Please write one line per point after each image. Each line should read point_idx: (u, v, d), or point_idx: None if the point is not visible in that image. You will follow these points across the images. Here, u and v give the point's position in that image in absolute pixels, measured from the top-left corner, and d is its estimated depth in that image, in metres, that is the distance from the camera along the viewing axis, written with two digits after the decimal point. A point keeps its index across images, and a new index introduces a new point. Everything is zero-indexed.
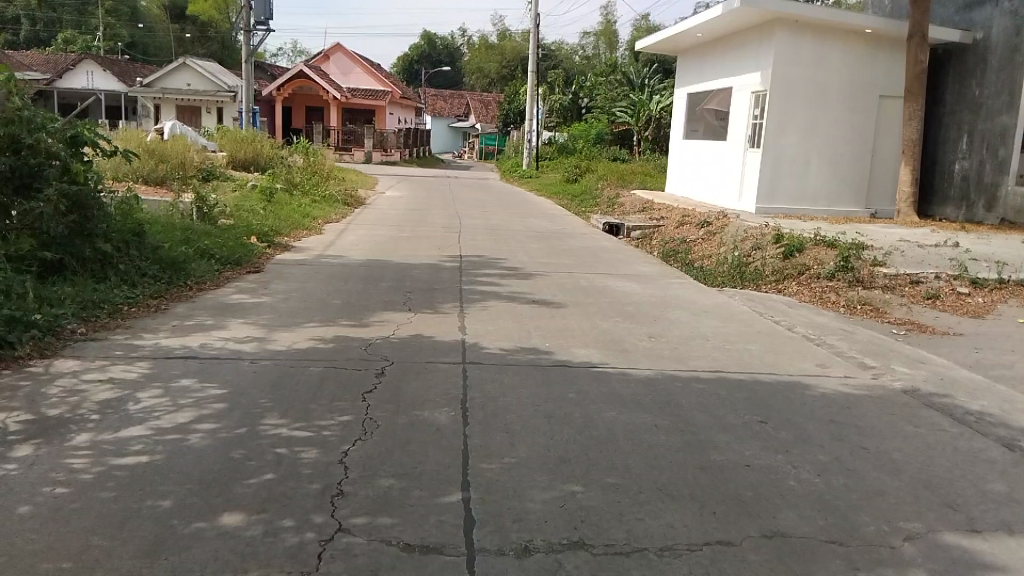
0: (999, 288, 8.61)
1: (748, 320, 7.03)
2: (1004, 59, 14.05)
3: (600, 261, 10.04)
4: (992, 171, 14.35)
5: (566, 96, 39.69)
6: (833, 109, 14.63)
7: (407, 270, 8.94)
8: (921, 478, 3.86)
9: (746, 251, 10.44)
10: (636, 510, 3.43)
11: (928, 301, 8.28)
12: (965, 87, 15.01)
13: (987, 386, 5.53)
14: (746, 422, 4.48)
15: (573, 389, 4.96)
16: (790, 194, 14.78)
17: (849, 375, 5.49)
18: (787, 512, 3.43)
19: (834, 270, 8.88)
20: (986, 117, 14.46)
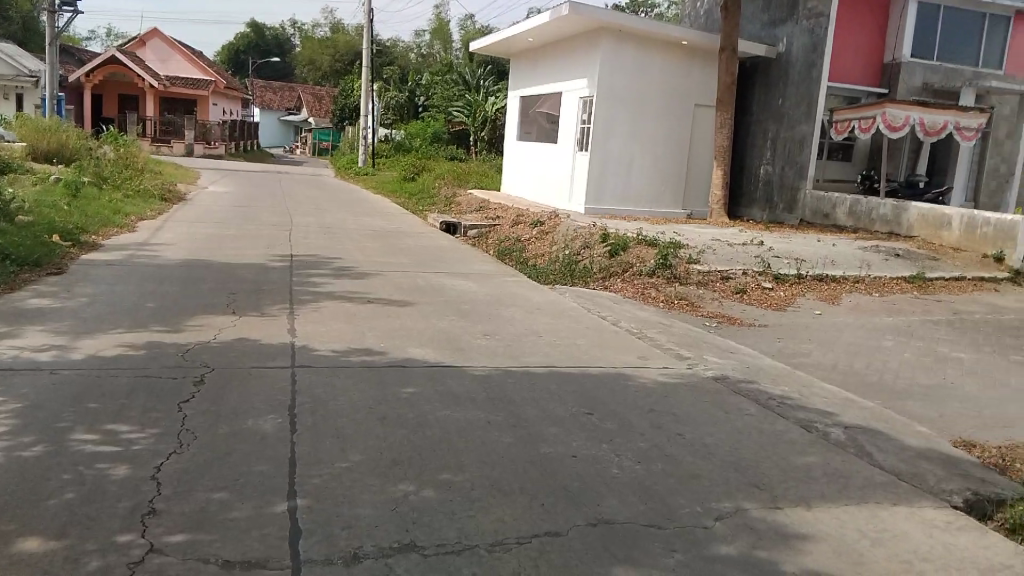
0: (797, 283, 9.52)
1: (577, 315, 7.29)
2: (801, 74, 15.55)
3: (435, 260, 10.03)
4: (791, 177, 15.81)
5: (402, 94, 39.33)
6: (654, 115, 15.52)
7: (232, 271, 8.47)
8: (730, 459, 4.17)
9: (575, 249, 10.85)
10: (468, 507, 3.44)
11: (737, 295, 9.00)
12: (769, 99, 16.45)
13: (786, 372, 6.08)
14: (573, 414, 4.63)
15: (407, 389, 4.91)
16: (616, 195, 15.53)
17: (668, 366, 5.84)
18: (611, 500, 3.58)
19: (655, 268, 9.43)
20: (786, 126, 15.92)
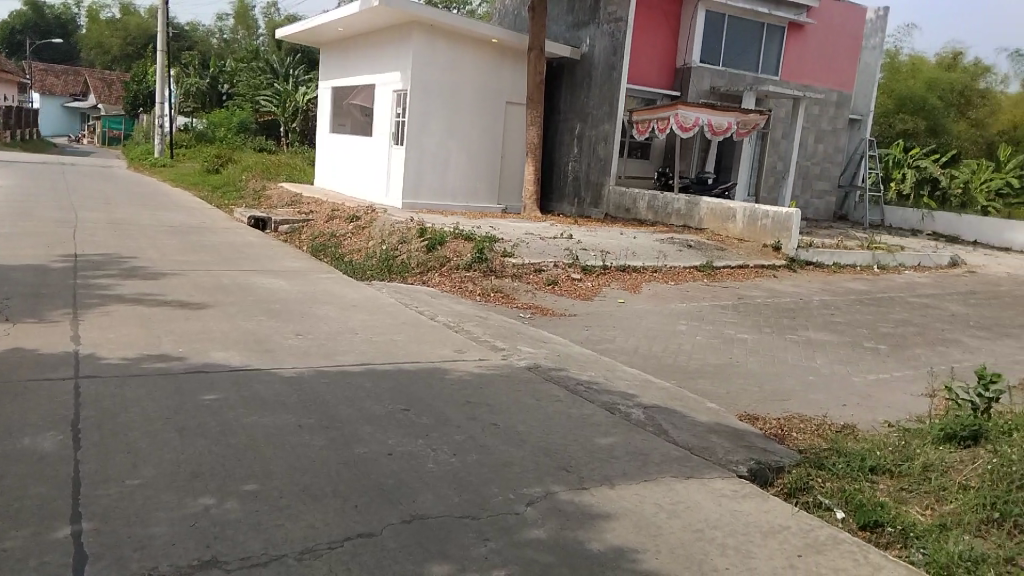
0: (603, 274, 10.06)
1: (394, 311, 7.23)
2: (604, 75, 16.40)
3: (243, 257, 9.52)
4: (597, 172, 16.64)
5: (205, 81, 36.92)
6: (467, 111, 15.72)
7: (2, 273, 7.53)
8: (541, 446, 4.32)
9: (392, 244, 10.75)
10: (276, 516, 3.30)
11: (549, 286, 9.35)
12: (577, 98, 17.22)
13: (593, 359, 6.42)
14: (389, 412, 4.59)
15: (210, 396, 4.62)
16: (432, 190, 15.58)
17: (483, 358, 5.96)
18: (425, 495, 3.59)
19: (471, 262, 9.55)
20: (592, 125, 16.73)
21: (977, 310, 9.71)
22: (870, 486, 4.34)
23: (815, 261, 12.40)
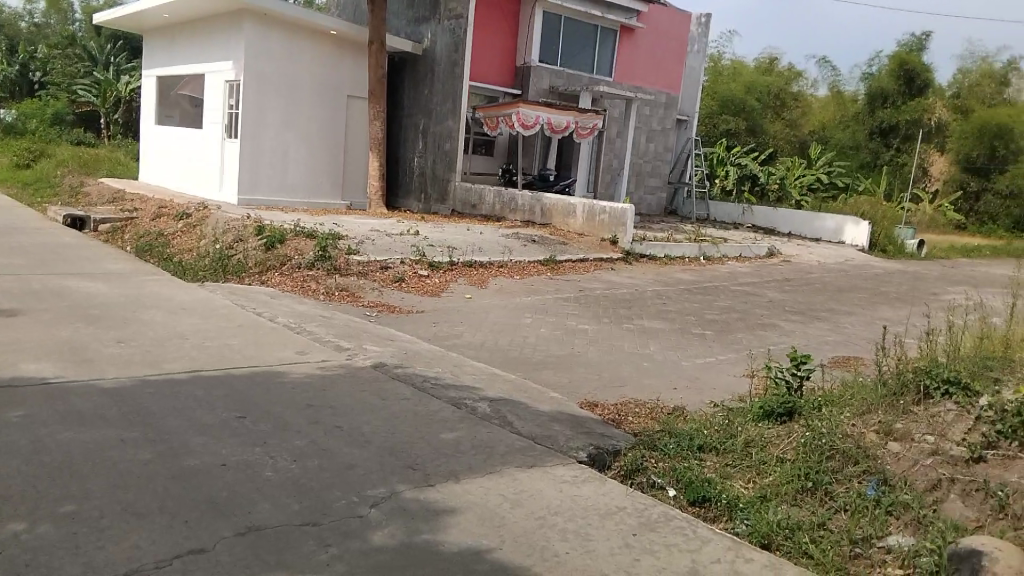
0: (450, 270, 10.11)
1: (230, 314, 6.88)
2: (447, 71, 16.43)
3: (58, 260, 8.70)
4: (442, 168, 16.63)
5: (8, 65, 33.42)
6: (306, 105, 15.23)
7: None
8: (385, 446, 4.27)
9: (228, 243, 10.23)
10: (96, 538, 3.05)
11: (395, 283, 9.25)
12: (420, 94, 17.14)
13: (439, 355, 6.43)
14: (224, 420, 4.37)
15: (18, 412, 4.19)
16: (270, 185, 14.97)
17: (326, 359, 5.80)
18: (263, 504, 3.45)
19: (313, 260, 9.27)
20: (436, 121, 16.71)
21: (790, 296, 10.67)
22: (699, 464, 4.66)
23: (649, 254, 13.12)
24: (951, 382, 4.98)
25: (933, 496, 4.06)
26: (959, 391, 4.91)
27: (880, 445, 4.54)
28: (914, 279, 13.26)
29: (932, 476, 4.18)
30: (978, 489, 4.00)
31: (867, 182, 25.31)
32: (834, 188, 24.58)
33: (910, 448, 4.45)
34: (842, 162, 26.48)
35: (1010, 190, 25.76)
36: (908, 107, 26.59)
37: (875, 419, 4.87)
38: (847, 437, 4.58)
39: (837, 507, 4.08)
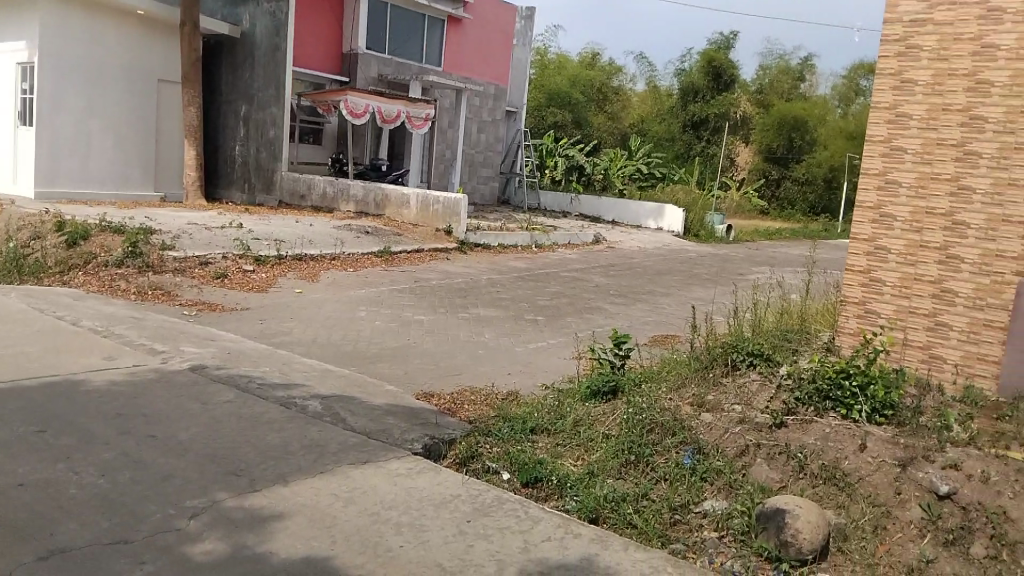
0: (279, 264, 9.70)
1: (22, 319, 6.19)
2: (268, 56, 15.70)
3: None
4: (267, 158, 15.88)
5: None
6: (111, 90, 14.05)
7: None
8: (206, 453, 4.03)
9: (20, 241, 9.21)
10: None
11: (217, 280, 8.74)
12: (241, 79, 16.27)
13: (266, 353, 6.16)
14: (18, 436, 3.94)
15: None
16: (73, 177, 13.69)
17: (138, 363, 5.38)
18: (66, 525, 3.15)
19: (122, 258, 8.54)
20: (259, 108, 15.93)
21: (615, 280, 11.20)
22: (531, 445, 4.81)
23: (482, 243, 13.29)
24: (754, 354, 5.47)
25: (742, 461, 4.41)
26: (762, 362, 5.43)
27: (695, 415, 4.88)
28: (723, 261, 14.38)
29: (741, 442, 4.53)
30: (780, 452, 4.38)
31: (683, 171, 27.12)
32: (654, 177, 26.13)
33: (721, 418, 4.81)
34: (661, 152, 28.18)
35: (804, 177, 28.62)
36: (716, 101, 29.14)
37: (690, 392, 5.24)
38: (666, 411, 4.89)
39: (658, 477, 4.35)
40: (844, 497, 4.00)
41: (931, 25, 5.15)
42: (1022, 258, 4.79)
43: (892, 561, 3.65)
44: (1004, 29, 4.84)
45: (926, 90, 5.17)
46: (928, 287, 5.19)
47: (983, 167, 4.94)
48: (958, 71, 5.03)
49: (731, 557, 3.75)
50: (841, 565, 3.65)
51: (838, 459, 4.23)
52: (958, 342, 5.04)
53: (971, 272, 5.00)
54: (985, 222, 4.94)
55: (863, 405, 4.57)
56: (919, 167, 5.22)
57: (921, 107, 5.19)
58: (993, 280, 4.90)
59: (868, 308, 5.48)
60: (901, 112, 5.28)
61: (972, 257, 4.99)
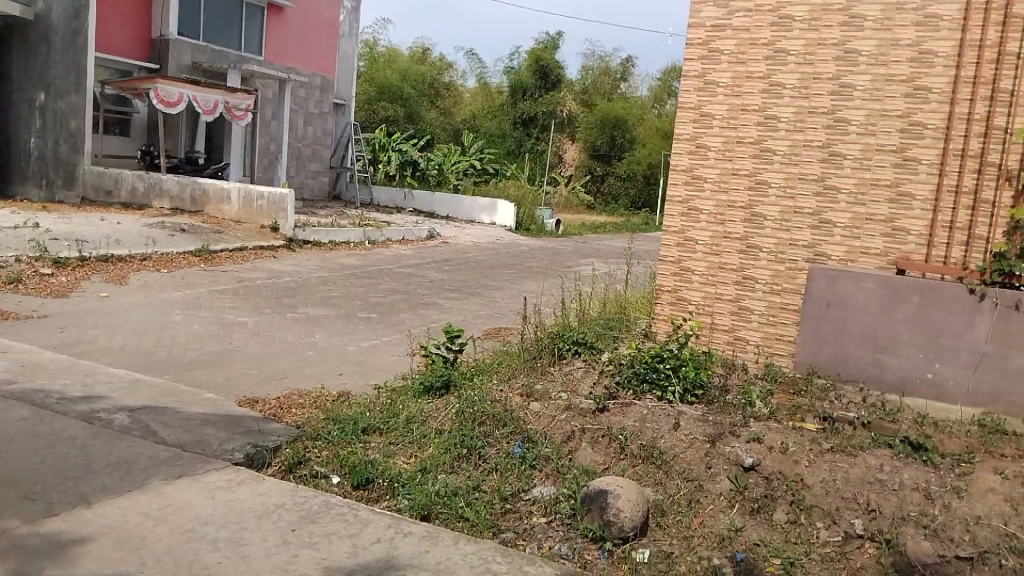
0: (81, 267, 8.83)
1: None
2: (66, 39, 14.28)
3: None
4: (67, 150, 14.42)
5: None
6: None
7: None
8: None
9: None
10: None
11: (8, 285, 7.83)
12: (33, 63, 14.69)
13: (68, 365, 5.60)
14: None
15: None
16: None
17: None
18: None
19: None
20: (56, 95, 14.45)
21: (449, 275, 11.24)
22: (362, 446, 4.72)
23: (312, 240, 12.86)
24: (578, 343, 5.70)
25: (569, 446, 4.57)
26: (586, 351, 5.66)
27: (524, 405, 5.00)
28: (553, 254, 14.85)
29: (567, 428, 4.70)
30: (604, 435, 4.59)
31: (514, 167, 27.75)
32: (487, 173, 26.53)
33: (548, 405, 4.97)
34: (492, 148, 28.65)
35: (625, 173, 30.10)
36: (543, 99, 30.30)
37: (519, 383, 5.36)
38: (496, 402, 4.98)
39: (489, 468, 4.43)
40: (662, 474, 4.25)
41: (730, 31, 5.56)
42: (810, 246, 5.33)
43: (705, 531, 3.90)
44: (792, 35, 5.33)
45: (727, 91, 5.58)
46: (731, 275, 5.63)
47: (776, 163, 5.43)
48: (754, 74, 5.48)
49: (559, 540, 3.88)
50: (660, 539, 3.87)
51: (655, 438, 4.49)
52: (758, 324, 5.53)
53: (768, 259, 5.49)
54: (779, 214, 5.44)
55: (676, 386, 4.88)
56: (721, 163, 5.63)
57: (722, 107, 5.60)
58: (788, 267, 5.42)
59: (679, 296, 5.85)
60: (706, 112, 5.67)
61: (768, 246, 5.48)
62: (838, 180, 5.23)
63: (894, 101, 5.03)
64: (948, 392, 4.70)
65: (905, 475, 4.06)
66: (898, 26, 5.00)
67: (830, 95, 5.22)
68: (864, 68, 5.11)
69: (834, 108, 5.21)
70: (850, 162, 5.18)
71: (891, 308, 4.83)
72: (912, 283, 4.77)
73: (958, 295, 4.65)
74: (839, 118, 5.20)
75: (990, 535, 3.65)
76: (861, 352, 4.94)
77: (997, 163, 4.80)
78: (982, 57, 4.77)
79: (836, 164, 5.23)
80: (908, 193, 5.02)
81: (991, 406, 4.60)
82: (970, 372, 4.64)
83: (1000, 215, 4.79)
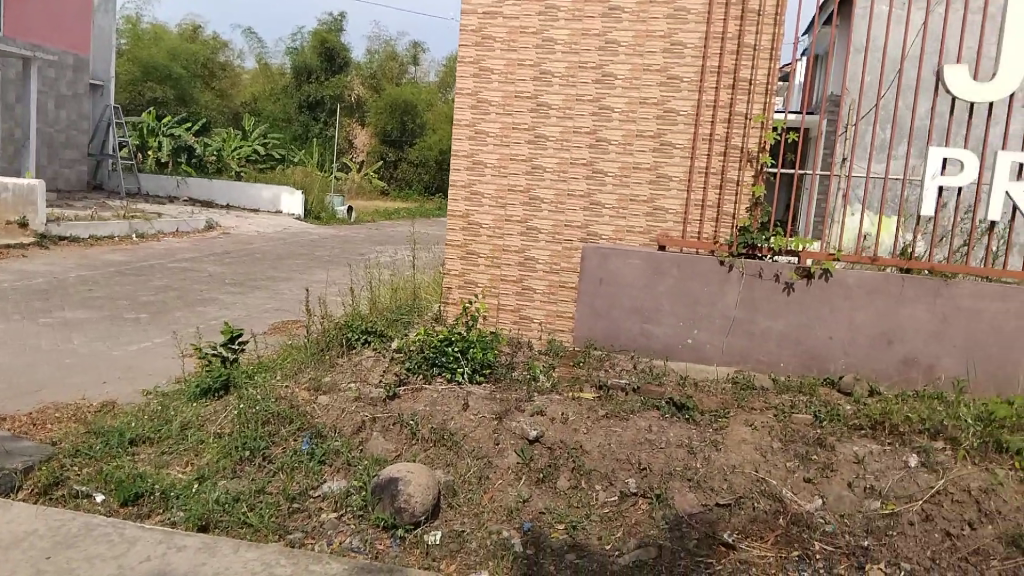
0: None
1: None
2: None
3: None
4: None
5: None
6: None
7: None
8: None
9: None
10: None
11: None
12: None
13: None
14: None
15: None
16: None
17: None
18: None
19: None
20: None
21: (231, 268, 10.58)
22: (132, 459, 4.34)
23: (68, 236, 11.56)
24: (367, 332, 5.64)
25: (359, 437, 4.50)
26: (376, 339, 5.62)
27: (312, 400, 4.86)
28: (344, 242, 14.52)
29: (357, 418, 4.62)
30: (394, 422, 4.56)
31: (302, 153, 26.76)
32: (272, 159, 25.34)
33: (337, 398, 4.86)
34: (276, 133, 27.37)
35: (417, 160, 30.16)
36: (329, 83, 29.48)
37: (306, 376, 5.20)
38: (281, 400, 4.79)
39: (274, 469, 4.25)
40: (452, 455, 4.31)
41: (501, 18, 5.68)
42: (583, 227, 5.65)
43: (495, 506, 4.01)
44: (558, 25, 5.57)
45: (500, 78, 5.71)
46: (513, 257, 5.83)
47: (550, 148, 5.67)
48: (525, 62, 5.65)
49: (350, 534, 3.82)
50: (452, 519, 3.93)
51: (445, 421, 4.54)
52: (541, 302, 5.79)
53: (546, 240, 5.74)
54: (554, 197, 5.70)
55: (465, 367, 4.97)
56: (499, 148, 5.77)
57: (497, 94, 5.73)
58: (564, 247, 5.71)
59: (466, 279, 5.95)
60: (482, 98, 5.77)
61: (546, 228, 5.73)
62: (605, 164, 5.57)
63: (651, 90, 5.44)
64: (706, 354, 5.23)
65: (671, 434, 4.43)
66: (652, 19, 5.39)
67: (595, 83, 5.53)
68: (623, 58, 5.46)
69: (599, 95, 5.53)
70: (615, 147, 5.54)
71: (656, 281, 5.25)
72: (672, 257, 5.21)
73: (711, 267, 5.15)
74: (604, 105, 5.53)
75: (743, 482, 4.08)
76: (632, 323, 5.33)
77: (738, 147, 5.34)
78: (722, 50, 5.28)
79: (603, 149, 5.56)
80: (666, 175, 5.46)
81: (742, 363, 5.18)
82: (724, 336, 5.18)
83: (742, 193, 5.35)
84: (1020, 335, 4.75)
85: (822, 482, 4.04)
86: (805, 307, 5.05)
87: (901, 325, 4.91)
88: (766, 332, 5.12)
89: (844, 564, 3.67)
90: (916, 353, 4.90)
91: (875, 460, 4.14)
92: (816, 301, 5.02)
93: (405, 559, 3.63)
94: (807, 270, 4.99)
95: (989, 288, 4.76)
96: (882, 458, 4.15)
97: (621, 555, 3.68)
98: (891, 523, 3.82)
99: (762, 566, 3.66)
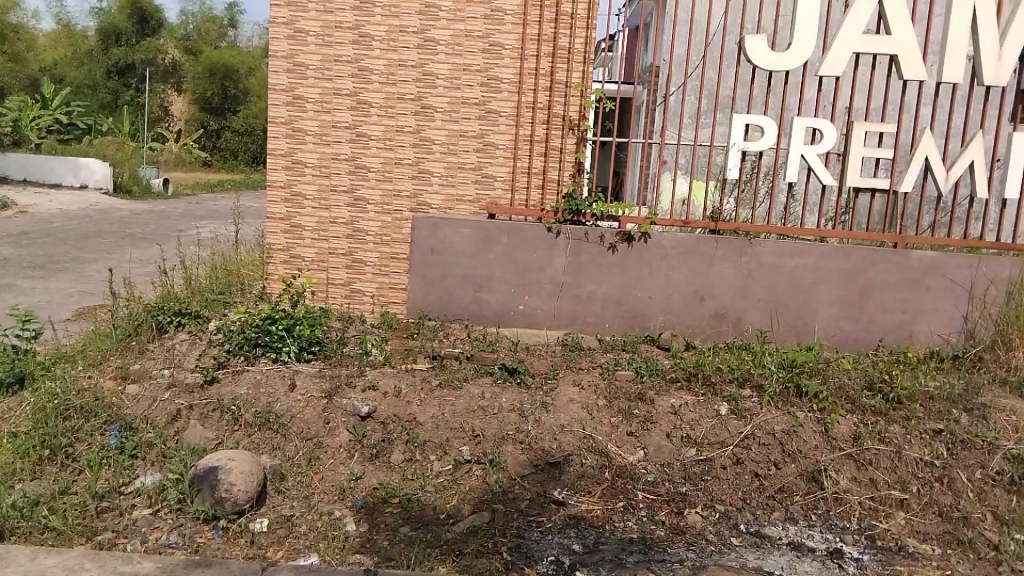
0: None
1: None
2: None
3: None
4: None
5: None
6: None
7: None
8: None
9: None
10: None
11: None
12: None
13: None
14: None
15: None
16: None
17: None
18: None
19: None
20: None
21: (27, 250, 9.48)
22: None
23: None
24: (181, 314, 5.31)
25: (175, 427, 4.23)
26: (191, 321, 5.31)
27: (119, 391, 4.50)
28: (161, 217, 13.47)
29: (172, 408, 4.34)
30: (213, 409, 4.32)
31: (110, 121, 24.40)
32: (76, 129, 22.97)
33: (148, 386, 4.55)
34: (81, 100, 24.89)
35: (242, 128, 28.45)
36: (141, 46, 26.83)
37: (112, 366, 4.80)
38: (84, 391, 4.39)
39: (79, 467, 3.90)
40: (279, 438, 4.14)
41: None
42: (412, 196, 5.56)
43: (325, 486, 3.90)
44: None
45: (316, 40, 5.43)
46: (342, 229, 5.63)
47: (373, 115, 5.50)
48: (343, 24, 5.41)
49: (168, 530, 3.56)
50: (279, 504, 3.78)
51: (271, 403, 4.34)
52: (372, 276, 5.65)
53: (375, 211, 5.59)
54: (380, 165, 5.55)
55: (291, 346, 4.76)
56: (319, 115, 5.52)
57: (315, 57, 5.45)
58: (394, 217, 5.59)
59: (292, 254, 5.69)
60: (298, 61, 5.46)
61: (374, 198, 5.58)
62: (431, 132, 5.49)
63: (474, 57, 5.39)
64: (536, 319, 5.34)
65: (504, 399, 4.48)
66: None
67: (417, 48, 5.40)
68: (444, 22, 5.37)
69: (422, 61, 5.41)
70: (440, 114, 5.46)
71: (486, 251, 5.27)
72: (501, 225, 5.24)
73: (538, 234, 5.23)
74: (427, 72, 5.42)
75: (571, 440, 4.22)
76: (464, 292, 5.34)
77: (559, 114, 5.42)
78: (542, 16, 5.31)
79: (429, 117, 5.47)
80: (493, 143, 5.47)
81: (571, 326, 5.35)
82: (552, 301, 5.31)
83: (565, 160, 5.46)
84: (814, 287, 5.20)
85: (643, 434, 4.28)
86: (627, 269, 5.25)
87: (712, 283, 5.24)
88: (592, 295, 5.30)
89: (664, 510, 3.90)
90: (725, 309, 5.26)
91: (689, 411, 4.42)
92: (637, 264, 5.24)
93: (228, 551, 3.43)
94: (628, 234, 5.18)
95: (788, 246, 5.17)
96: (695, 408, 4.45)
97: (456, 523, 3.68)
98: (706, 469, 4.11)
99: (591, 519, 3.81)
